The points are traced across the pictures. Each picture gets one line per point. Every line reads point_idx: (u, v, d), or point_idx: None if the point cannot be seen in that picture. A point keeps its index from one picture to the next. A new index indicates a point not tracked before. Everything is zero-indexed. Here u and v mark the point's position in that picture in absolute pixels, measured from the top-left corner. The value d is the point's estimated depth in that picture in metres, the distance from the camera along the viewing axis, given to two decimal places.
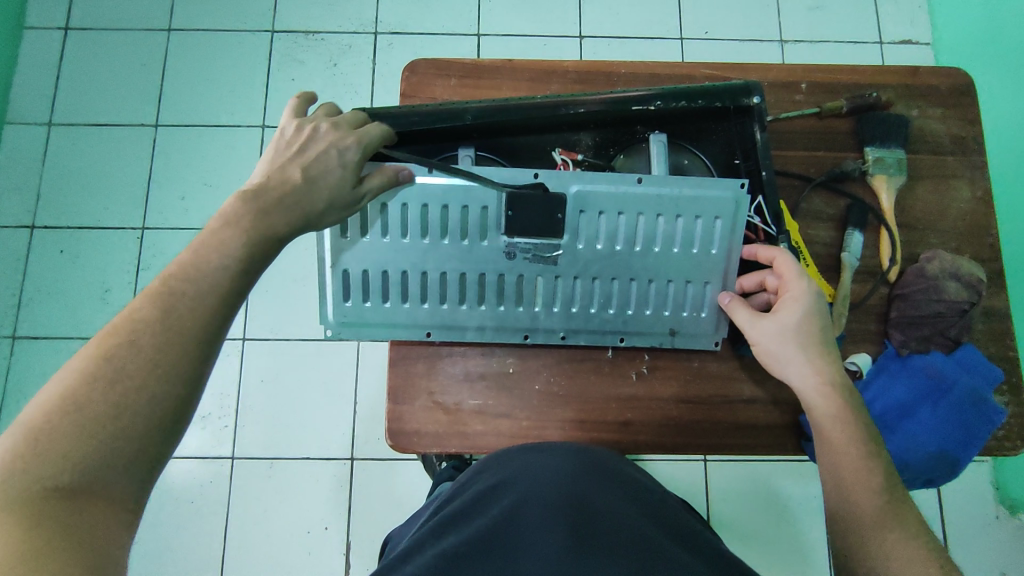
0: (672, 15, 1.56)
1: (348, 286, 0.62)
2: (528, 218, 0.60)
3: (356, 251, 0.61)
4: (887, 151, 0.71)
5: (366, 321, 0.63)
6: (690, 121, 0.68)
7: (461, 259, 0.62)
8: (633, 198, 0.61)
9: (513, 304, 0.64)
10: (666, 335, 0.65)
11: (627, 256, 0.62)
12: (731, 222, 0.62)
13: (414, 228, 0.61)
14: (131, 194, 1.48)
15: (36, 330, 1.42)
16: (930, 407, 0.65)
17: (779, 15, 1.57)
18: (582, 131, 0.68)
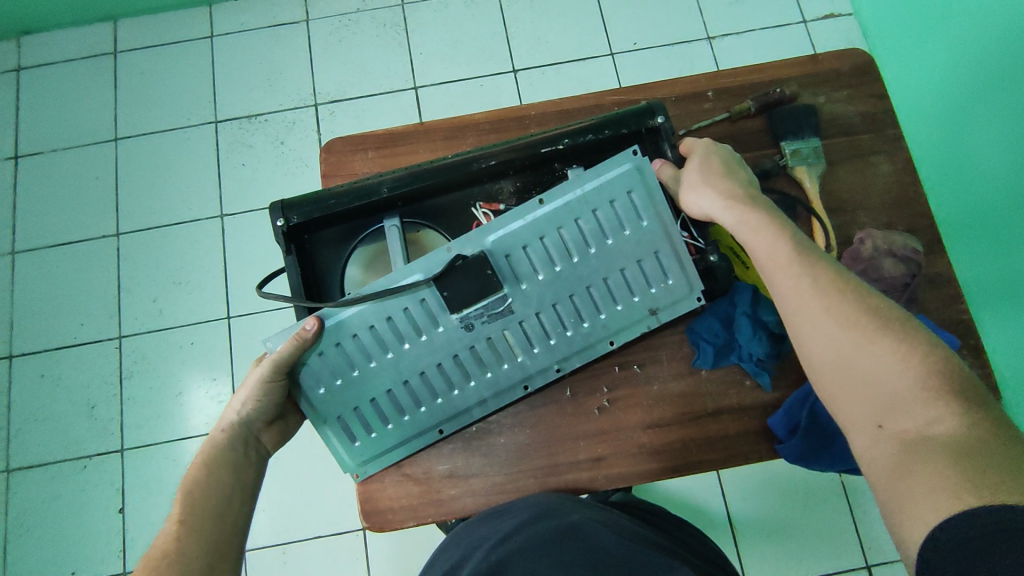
0: (599, 32, 1.59)
1: (348, 427, 0.62)
2: (462, 286, 0.59)
3: (335, 395, 0.61)
4: (803, 142, 0.72)
5: (384, 448, 0.63)
6: (605, 149, 0.68)
7: (429, 352, 0.61)
8: (546, 220, 0.60)
9: (496, 363, 0.63)
10: (649, 316, 0.64)
11: (572, 271, 0.61)
12: (642, 190, 0.61)
13: (371, 345, 0.60)
14: (103, 307, 1.49)
15: (30, 459, 1.41)
16: None
17: (702, 13, 1.60)
18: (500, 180, 0.68)
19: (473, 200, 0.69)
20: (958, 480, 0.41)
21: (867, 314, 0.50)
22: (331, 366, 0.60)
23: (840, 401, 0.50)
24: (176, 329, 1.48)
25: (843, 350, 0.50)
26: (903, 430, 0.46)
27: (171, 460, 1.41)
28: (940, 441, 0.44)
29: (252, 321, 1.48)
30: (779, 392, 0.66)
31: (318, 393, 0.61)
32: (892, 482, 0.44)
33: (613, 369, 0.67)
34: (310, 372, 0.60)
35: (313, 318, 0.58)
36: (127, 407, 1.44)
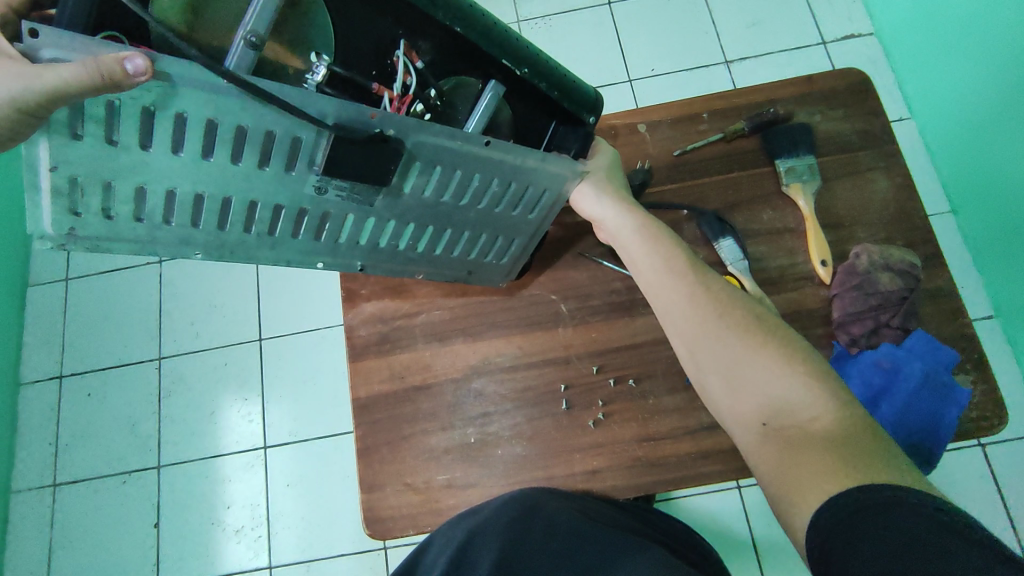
0: (616, 60, 1.62)
1: (80, 189, 0.41)
2: (355, 163, 0.47)
3: (90, 149, 0.40)
4: (797, 160, 0.73)
5: (101, 234, 0.45)
6: (534, 102, 0.56)
7: (256, 189, 0.47)
8: (476, 157, 0.52)
9: (308, 237, 0.54)
10: (463, 273, 0.69)
11: (448, 209, 0.57)
12: (558, 192, 0.62)
13: (212, 142, 0.42)
14: (145, 330, 1.58)
15: (75, 474, 1.49)
16: (890, 401, 0.64)
17: (719, 37, 1.61)
18: (434, 34, 0.49)
19: (396, 37, 0.48)
20: (838, 467, 0.49)
21: (746, 323, 0.59)
22: (128, 126, 0.40)
23: (726, 394, 0.57)
24: (212, 350, 1.56)
25: (728, 357, 0.58)
26: (783, 430, 0.54)
27: (205, 476, 1.47)
28: (822, 433, 0.52)
29: (283, 344, 1.55)
30: None
31: (69, 142, 0.39)
32: (789, 468, 0.51)
33: (609, 383, 0.69)
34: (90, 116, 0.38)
35: (146, 61, 0.34)
36: (165, 425, 1.51)
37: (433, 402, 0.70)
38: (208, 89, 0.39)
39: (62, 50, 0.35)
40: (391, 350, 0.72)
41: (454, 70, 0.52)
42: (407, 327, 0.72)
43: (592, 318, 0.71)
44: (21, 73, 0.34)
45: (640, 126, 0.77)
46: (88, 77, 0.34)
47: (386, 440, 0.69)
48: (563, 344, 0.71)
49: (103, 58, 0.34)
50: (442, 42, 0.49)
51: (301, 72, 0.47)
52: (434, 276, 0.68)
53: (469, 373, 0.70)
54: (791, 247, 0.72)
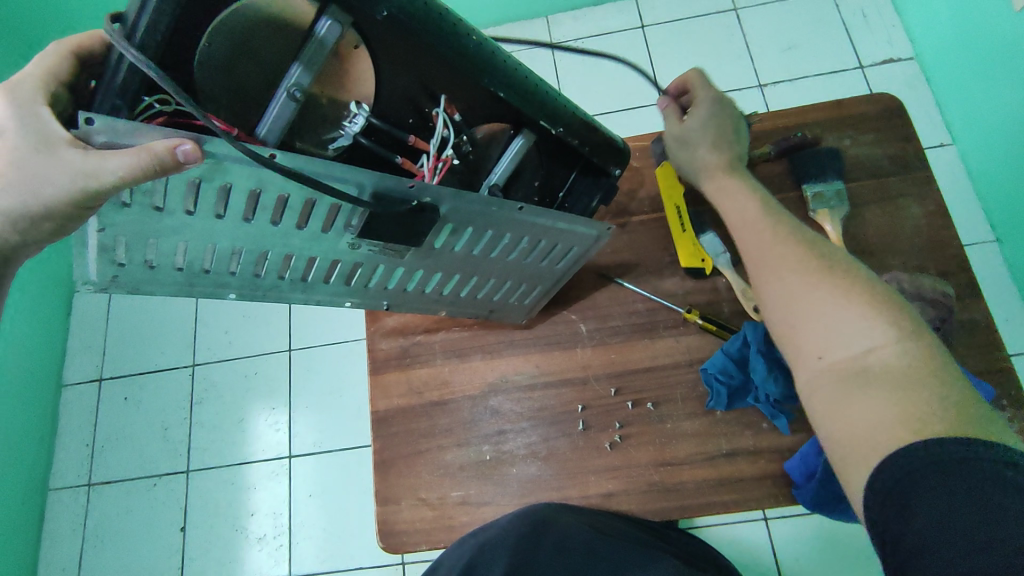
0: (648, 83, 1.63)
1: (126, 246, 0.42)
2: (393, 225, 0.48)
3: (136, 213, 0.40)
4: (825, 185, 0.72)
5: (140, 282, 0.46)
6: (555, 150, 0.58)
7: (294, 244, 0.48)
8: (508, 220, 0.54)
9: (339, 282, 0.55)
10: (484, 313, 0.69)
11: (477, 261, 0.59)
12: (585, 248, 0.63)
13: (253, 207, 0.43)
14: (182, 337, 1.63)
15: (109, 475, 1.54)
16: None
17: (754, 61, 1.60)
18: (471, 89, 0.49)
19: (439, 93, 0.49)
20: (891, 410, 0.44)
21: (813, 261, 0.53)
22: (174, 193, 0.40)
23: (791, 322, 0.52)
24: (244, 359, 1.60)
25: (795, 292, 0.52)
26: (841, 364, 0.48)
27: (231, 483, 1.50)
28: (879, 372, 0.46)
29: (311, 356, 1.58)
30: (799, 436, 0.65)
31: (117, 210, 0.40)
32: (831, 405, 0.47)
33: (627, 406, 0.68)
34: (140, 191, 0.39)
35: (195, 148, 0.36)
36: (195, 432, 1.55)
37: (450, 417, 0.70)
38: (254, 164, 0.40)
39: (111, 134, 0.36)
40: (411, 365, 0.73)
41: (486, 121, 0.52)
42: (428, 343, 0.73)
43: (611, 339, 0.71)
44: (81, 166, 0.36)
45: (665, 150, 0.78)
46: (139, 169, 0.35)
47: (402, 453, 0.69)
48: (581, 365, 0.70)
49: (150, 147, 0.35)
50: (476, 98, 0.50)
51: (337, 116, 0.47)
52: (455, 316, 0.69)
53: (487, 390, 0.71)
54: None
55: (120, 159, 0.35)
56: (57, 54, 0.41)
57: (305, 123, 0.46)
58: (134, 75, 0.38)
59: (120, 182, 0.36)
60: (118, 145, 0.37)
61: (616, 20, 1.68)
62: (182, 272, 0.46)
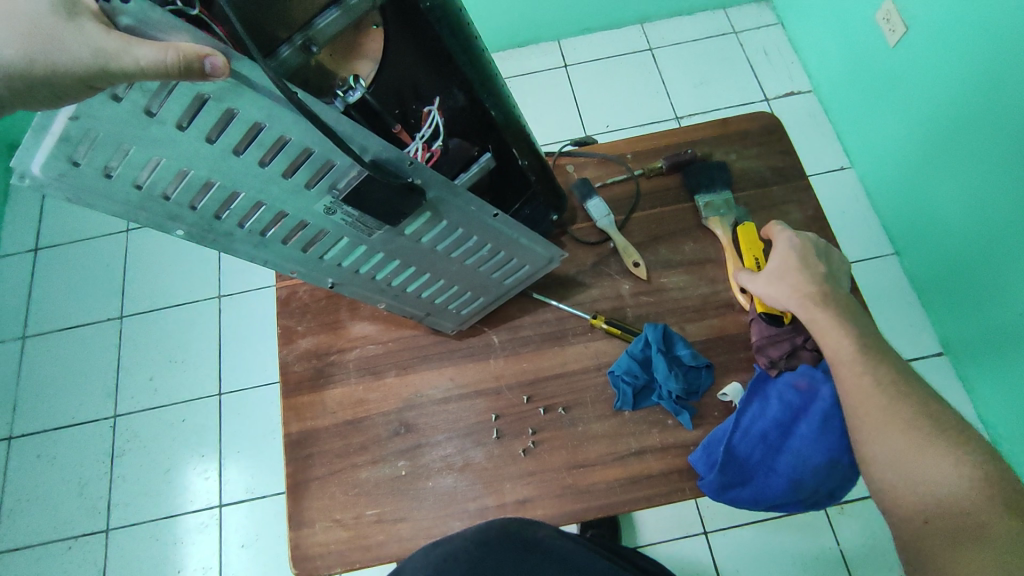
0: (573, 117, 1.71)
1: (92, 144, 0.33)
2: (380, 205, 0.46)
3: (121, 112, 0.32)
4: (716, 195, 0.77)
5: (80, 192, 0.36)
6: (508, 176, 0.65)
7: (270, 194, 0.42)
8: (485, 222, 0.55)
9: (296, 249, 0.49)
10: (421, 312, 0.67)
11: (436, 257, 0.57)
12: (534, 269, 0.68)
13: (248, 141, 0.38)
14: (103, 386, 1.55)
15: (17, 541, 1.42)
16: (807, 420, 0.64)
17: (669, 96, 1.70)
18: (464, 96, 0.53)
19: (430, 93, 0.51)
20: (1002, 560, 0.46)
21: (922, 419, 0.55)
22: (175, 102, 0.34)
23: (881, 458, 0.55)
24: (170, 406, 1.53)
25: (904, 458, 0.53)
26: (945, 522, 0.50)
27: (156, 539, 1.42)
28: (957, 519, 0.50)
29: (241, 399, 1.53)
30: (701, 430, 0.68)
31: (104, 103, 0.32)
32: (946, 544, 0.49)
33: (539, 412, 0.70)
34: (141, 87, 0.32)
35: (227, 61, 0.31)
36: (116, 486, 1.46)
37: (364, 435, 0.70)
38: (282, 103, 0.36)
39: (141, 20, 0.30)
40: (325, 385, 0.72)
41: (461, 133, 0.56)
42: (343, 362, 0.73)
43: (522, 348, 0.73)
44: (95, 42, 0.29)
45: (569, 167, 0.83)
46: (165, 67, 0.29)
47: (317, 475, 0.68)
48: (495, 375, 0.72)
49: (181, 45, 0.29)
50: (466, 109, 0.54)
51: (330, 83, 0.45)
52: (394, 310, 0.65)
53: (403, 406, 0.71)
54: (713, 276, 0.75)
55: (139, 47, 0.29)
56: None
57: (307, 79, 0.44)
58: None
59: (139, 71, 0.29)
60: (140, 33, 0.30)
61: (539, 59, 1.76)
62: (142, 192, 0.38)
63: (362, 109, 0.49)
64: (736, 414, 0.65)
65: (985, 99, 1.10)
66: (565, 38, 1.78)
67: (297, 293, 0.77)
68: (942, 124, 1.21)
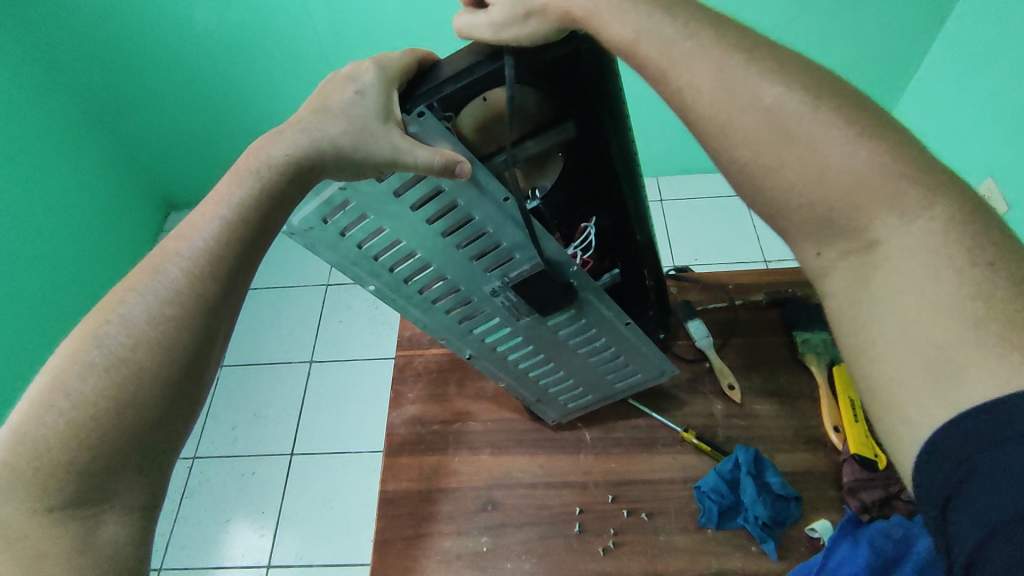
0: (663, 246, 1.80)
1: (345, 210, 0.48)
2: (536, 293, 0.57)
3: (379, 189, 0.47)
4: (812, 332, 0.81)
5: (324, 242, 0.50)
6: (635, 300, 0.71)
7: (454, 268, 0.55)
8: (616, 326, 0.64)
9: (454, 317, 0.61)
10: (534, 399, 0.74)
11: (564, 347, 0.67)
12: (645, 379, 0.74)
13: (454, 227, 0.51)
14: (192, 427, 1.67)
15: None
16: (901, 571, 0.63)
17: (761, 240, 1.78)
18: (613, 220, 0.61)
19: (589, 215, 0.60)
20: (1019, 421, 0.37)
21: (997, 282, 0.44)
22: (413, 190, 0.47)
23: None
24: (246, 457, 1.62)
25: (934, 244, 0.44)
26: None
27: None
28: None
29: (312, 462, 1.60)
30: (786, 563, 0.67)
31: (371, 184, 0.46)
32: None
33: (622, 514, 0.72)
34: (398, 175, 0.46)
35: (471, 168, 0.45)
36: (179, 527, 1.53)
37: (453, 505, 0.74)
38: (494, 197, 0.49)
39: (424, 129, 0.46)
40: (424, 451, 0.78)
41: (605, 250, 0.64)
42: (443, 432, 0.79)
43: (612, 449, 0.76)
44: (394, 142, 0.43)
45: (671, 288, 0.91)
46: (430, 165, 0.43)
47: (403, 536, 0.72)
48: (583, 470, 0.75)
49: (447, 155, 0.44)
50: (613, 232, 0.62)
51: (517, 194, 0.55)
52: (512, 392, 0.73)
53: (492, 484, 0.75)
54: (805, 410, 0.77)
55: (421, 151, 0.43)
56: (406, 53, 0.49)
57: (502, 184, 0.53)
58: (456, 93, 0.46)
59: (415, 165, 0.43)
60: (421, 138, 0.47)
61: None
62: (361, 251, 0.51)
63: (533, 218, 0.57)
64: (824, 553, 0.65)
65: None
66: (665, 174, 1.92)
67: (412, 363, 0.86)
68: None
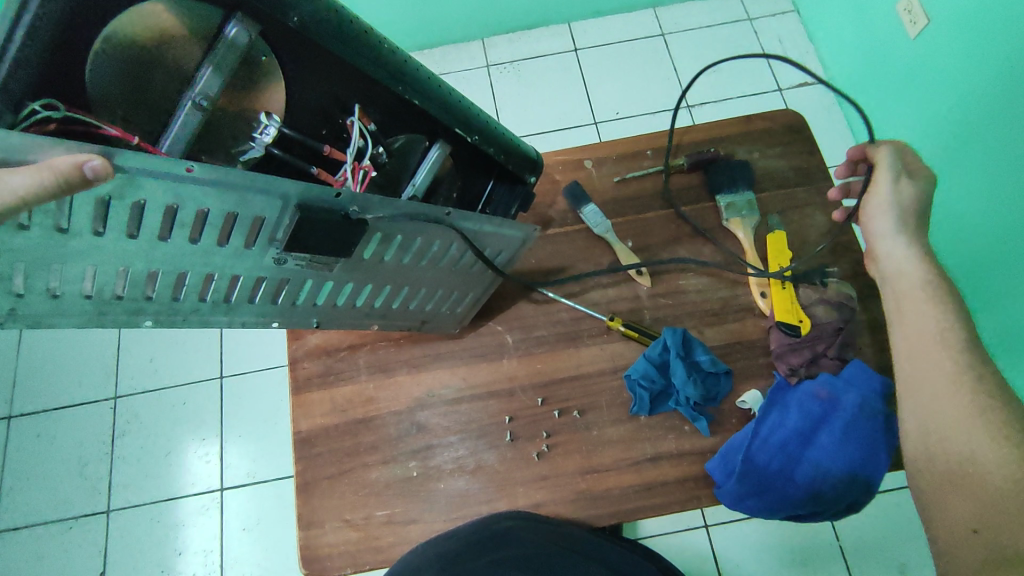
0: (582, 102, 1.66)
1: (26, 274, 0.41)
2: (317, 238, 0.50)
3: (36, 237, 0.39)
4: (737, 195, 0.76)
5: (42, 316, 0.44)
6: (471, 159, 0.65)
7: (215, 262, 0.48)
8: (434, 227, 0.57)
9: (264, 301, 0.56)
10: (416, 324, 0.69)
11: (409, 269, 0.60)
12: (512, 250, 0.68)
13: (169, 225, 0.44)
14: (102, 367, 1.54)
15: (17, 519, 1.42)
16: (827, 431, 0.63)
17: (681, 84, 1.66)
18: (382, 96, 0.54)
19: (351, 104, 0.53)
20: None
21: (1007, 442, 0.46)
22: (80, 215, 0.39)
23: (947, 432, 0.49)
24: (170, 388, 1.52)
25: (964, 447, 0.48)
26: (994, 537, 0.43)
27: (156, 521, 1.41)
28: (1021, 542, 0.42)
29: (243, 383, 1.52)
30: (719, 437, 0.66)
31: (15, 237, 0.38)
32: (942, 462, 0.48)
33: (554, 415, 0.68)
34: (41, 213, 0.37)
35: (105, 162, 0.34)
36: (116, 468, 1.45)
37: (375, 434, 0.69)
38: (171, 180, 0.40)
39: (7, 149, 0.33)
40: (335, 382, 0.71)
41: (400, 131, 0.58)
42: (353, 357, 0.72)
43: (537, 349, 0.72)
44: None
45: (587, 162, 0.81)
46: (44, 188, 0.32)
47: (328, 473, 0.67)
48: (508, 375, 0.71)
49: (55, 164, 0.32)
50: (390, 107, 0.55)
51: (249, 128, 0.49)
52: (388, 327, 0.69)
53: (414, 405, 0.70)
54: (734, 278, 0.74)
55: (12, 176, 0.31)
56: None
57: (216, 131, 0.48)
58: (21, 76, 0.37)
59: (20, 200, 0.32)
60: (8, 162, 0.33)
61: (551, 42, 1.72)
62: (92, 298, 0.45)
63: (288, 145, 0.52)
64: (756, 423, 0.64)
65: (992, 107, 1.12)
66: (577, 20, 1.73)
67: None
68: (961, 112, 1.19)
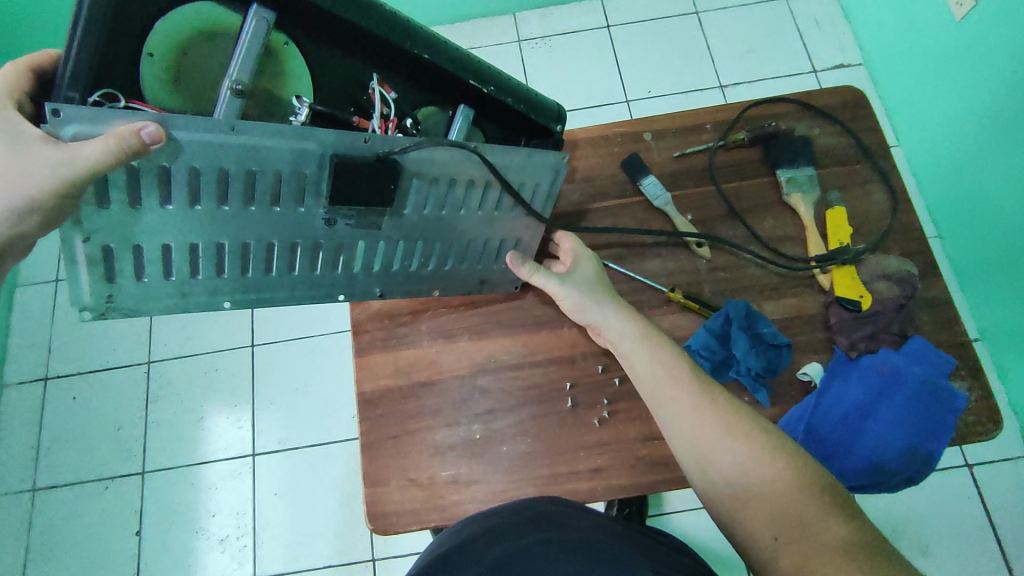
0: (614, 79, 1.65)
1: (113, 255, 0.49)
2: (351, 185, 0.51)
3: (118, 213, 0.47)
4: (797, 170, 0.76)
5: (134, 298, 0.52)
6: (501, 119, 0.64)
7: (270, 228, 0.53)
8: (462, 168, 0.56)
9: (325, 270, 0.59)
10: (476, 285, 0.70)
11: (452, 220, 0.60)
12: (546, 184, 0.62)
13: (224, 193, 0.49)
14: (136, 332, 1.56)
15: (55, 479, 1.45)
16: (889, 403, 0.64)
17: (715, 63, 1.65)
18: (398, 63, 0.56)
19: (369, 77, 0.56)
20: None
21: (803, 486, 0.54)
22: (150, 188, 0.47)
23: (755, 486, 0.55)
24: (204, 355, 1.54)
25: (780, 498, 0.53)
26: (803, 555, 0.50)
27: (190, 484, 1.44)
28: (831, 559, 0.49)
29: (275, 351, 1.54)
30: (778, 409, 0.67)
31: (96, 211, 0.46)
32: (771, 494, 0.54)
33: (614, 382, 0.70)
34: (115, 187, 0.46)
35: (157, 128, 0.42)
36: (150, 432, 1.48)
37: (438, 398, 0.70)
38: (210, 138, 0.45)
39: (82, 124, 0.42)
40: (397, 346, 0.72)
41: (422, 103, 0.60)
42: (415, 322, 0.73)
43: None
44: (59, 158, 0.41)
45: (645, 135, 0.80)
46: (110, 154, 0.41)
47: (392, 433, 0.69)
48: (567, 343, 0.72)
49: (118, 133, 0.41)
50: (413, 72, 0.57)
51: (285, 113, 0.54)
52: (450, 292, 0.70)
53: (476, 370, 0.71)
54: (793, 254, 0.74)
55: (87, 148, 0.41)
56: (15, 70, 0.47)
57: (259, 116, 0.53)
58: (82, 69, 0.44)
59: (97, 165, 0.42)
60: (84, 135, 0.42)
61: (584, 18, 1.70)
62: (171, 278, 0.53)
63: (325, 120, 0.55)
64: (818, 395, 0.66)
65: None
66: None
67: None
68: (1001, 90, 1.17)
